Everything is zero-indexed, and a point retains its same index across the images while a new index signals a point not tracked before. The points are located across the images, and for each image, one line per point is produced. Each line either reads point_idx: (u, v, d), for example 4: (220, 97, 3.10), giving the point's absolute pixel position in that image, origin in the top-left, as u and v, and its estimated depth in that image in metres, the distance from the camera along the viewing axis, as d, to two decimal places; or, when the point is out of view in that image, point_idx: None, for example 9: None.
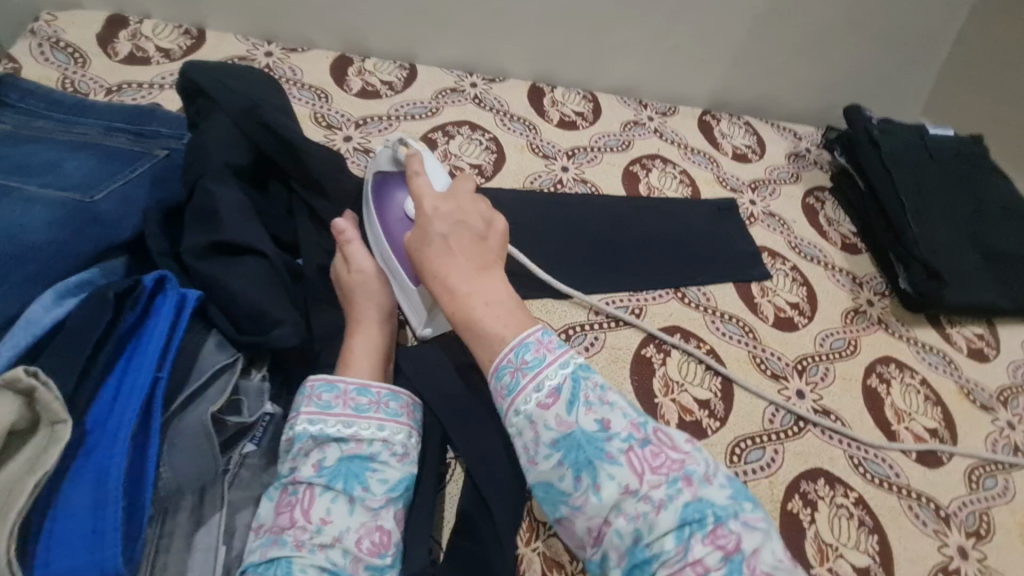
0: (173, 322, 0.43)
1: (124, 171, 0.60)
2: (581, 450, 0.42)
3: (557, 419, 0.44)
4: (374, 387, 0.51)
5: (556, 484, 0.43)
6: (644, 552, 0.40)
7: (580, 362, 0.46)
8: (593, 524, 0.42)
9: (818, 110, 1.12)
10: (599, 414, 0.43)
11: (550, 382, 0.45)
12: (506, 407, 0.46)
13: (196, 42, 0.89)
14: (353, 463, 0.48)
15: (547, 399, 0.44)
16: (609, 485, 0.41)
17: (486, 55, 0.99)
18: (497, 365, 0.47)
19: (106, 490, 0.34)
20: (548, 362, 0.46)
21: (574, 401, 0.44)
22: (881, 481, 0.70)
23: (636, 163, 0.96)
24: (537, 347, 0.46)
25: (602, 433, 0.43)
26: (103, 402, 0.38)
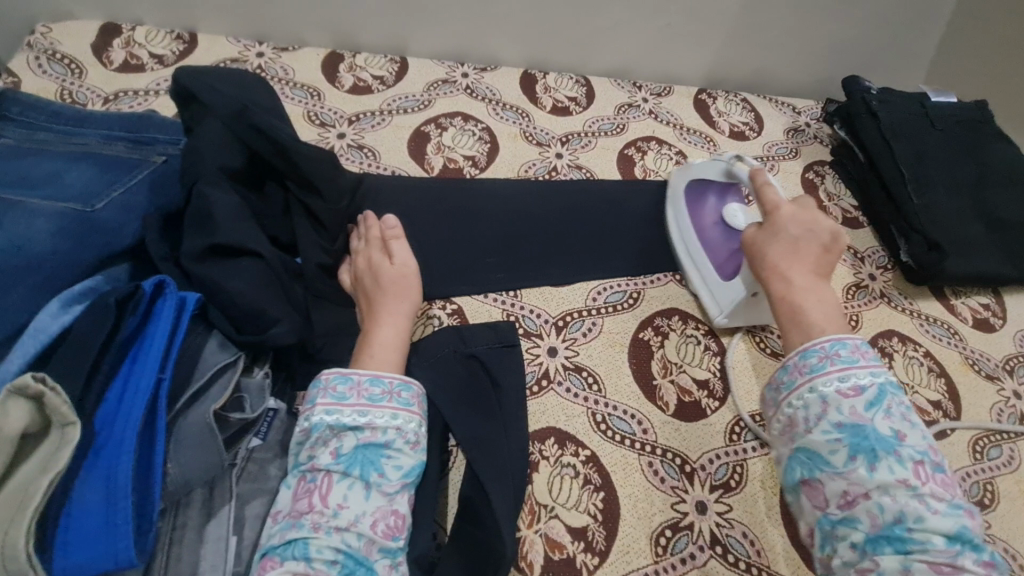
0: (174, 324, 0.45)
1: (122, 179, 0.62)
2: (866, 439, 0.49)
3: (850, 410, 0.50)
4: (386, 377, 0.53)
5: (823, 455, 0.50)
6: (902, 533, 0.45)
7: (892, 381, 0.52)
8: (849, 492, 0.48)
9: (816, 82, 1.11)
10: (896, 424, 0.49)
11: (860, 380, 0.52)
12: (800, 382, 0.54)
13: (189, 47, 0.90)
14: (371, 451, 0.50)
15: (848, 389, 0.51)
16: (887, 472, 0.47)
17: (475, 43, 0.98)
18: (807, 347, 0.55)
19: (116, 487, 0.36)
20: (859, 365, 0.53)
21: (876, 404, 0.50)
22: None
23: (631, 147, 0.95)
24: (856, 350, 0.53)
25: (896, 440, 0.49)
26: (111, 403, 0.40)
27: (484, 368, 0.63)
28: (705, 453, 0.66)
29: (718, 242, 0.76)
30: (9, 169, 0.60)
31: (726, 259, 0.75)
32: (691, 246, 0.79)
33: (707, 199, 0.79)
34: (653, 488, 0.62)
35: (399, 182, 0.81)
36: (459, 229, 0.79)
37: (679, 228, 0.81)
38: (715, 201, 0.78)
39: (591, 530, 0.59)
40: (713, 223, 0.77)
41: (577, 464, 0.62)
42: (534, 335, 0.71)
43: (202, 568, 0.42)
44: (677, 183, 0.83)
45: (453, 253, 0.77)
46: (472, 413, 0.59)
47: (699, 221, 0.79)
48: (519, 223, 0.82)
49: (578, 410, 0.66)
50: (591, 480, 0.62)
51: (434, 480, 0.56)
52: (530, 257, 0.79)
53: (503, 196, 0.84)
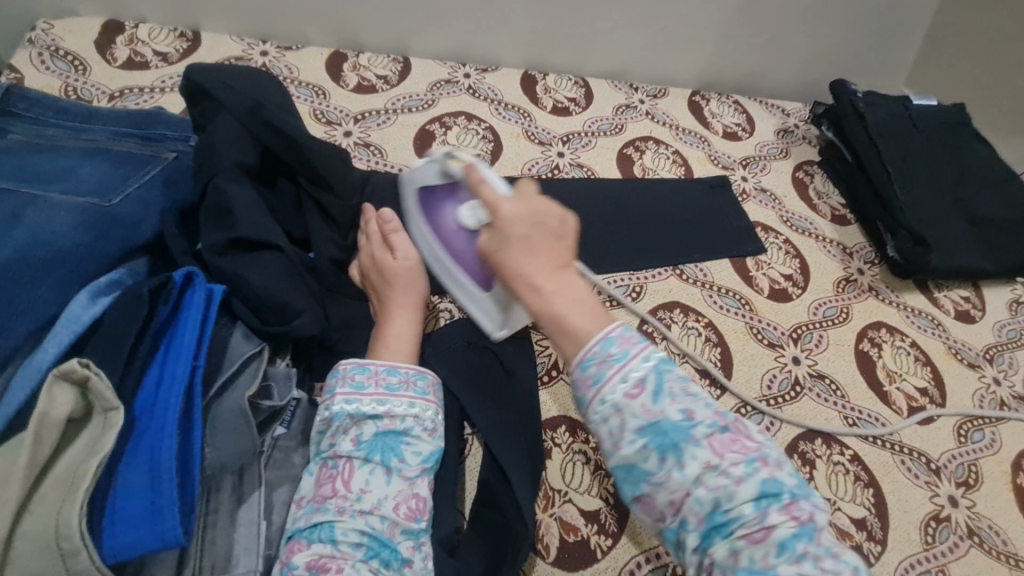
0: (204, 315, 0.46)
1: (136, 175, 0.63)
2: (666, 434, 0.41)
3: (643, 408, 0.42)
4: (402, 367, 0.55)
5: (638, 465, 0.42)
6: (723, 518, 0.40)
7: (661, 355, 0.44)
8: (674, 498, 0.41)
9: (804, 85, 1.15)
10: (683, 404, 0.42)
11: (635, 373, 0.43)
12: (590, 396, 0.43)
13: (193, 44, 0.90)
14: (389, 438, 0.51)
15: (633, 388, 0.42)
16: (693, 463, 0.41)
17: (477, 44, 1.00)
18: (582, 355, 0.44)
19: (159, 469, 0.37)
20: (633, 355, 0.43)
21: (659, 392, 0.42)
22: (875, 439, 0.74)
23: (630, 146, 0.98)
24: (623, 341, 0.43)
25: (688, 421, 0.42)
26: (148, 390, 0.41)
27: (498, 359, 0.65)
28: None
29: (464, 253, 0.63)
30: (23, 163, 0.60)
31: (477, 267, 0.62)
32: (444, 261, 0.65)
33: (438, 208, 0.65)
34: None
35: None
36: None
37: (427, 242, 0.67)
38: (452, 206, 0.64)
39: (604, 513, 0.61)
40: (454, 230, 0.63)
41: (587, 451, 0.64)
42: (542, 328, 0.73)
43: (237, 551, 0.44)
44: (408, 192, 0.68)
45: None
46: (492, 401, 0.61)
47: (441, 230, 0.64)
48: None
49: None
50: (602, 466, 0.64)
51: (453, 465, 0.58)
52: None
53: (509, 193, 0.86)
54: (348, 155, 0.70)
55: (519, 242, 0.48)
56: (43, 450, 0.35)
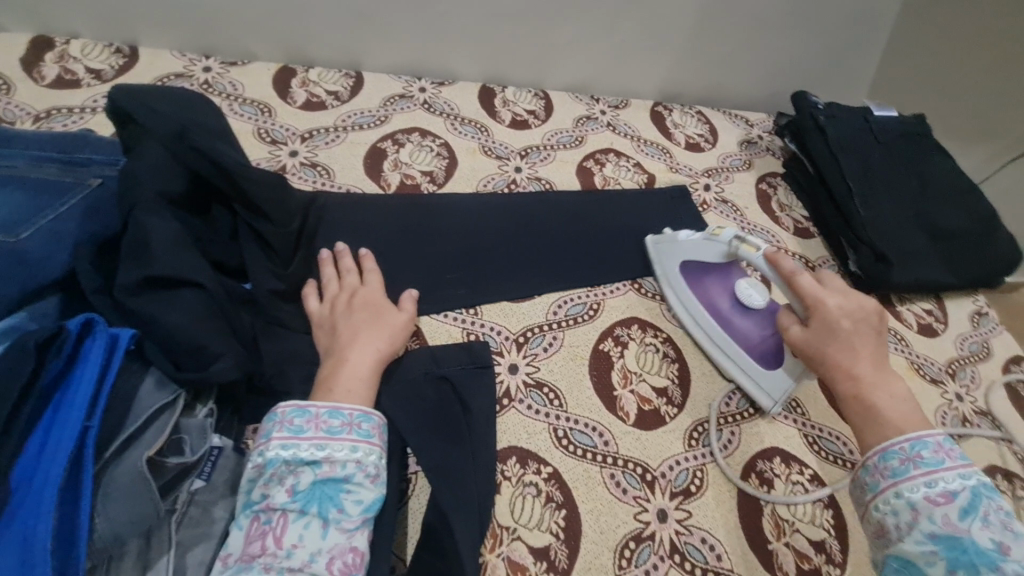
0: (104, 367, 0.42)
1: (51, 206, 0.59)
2: (967, 553, 0.45)
3: (944, 517, 0.47)
4: (345, 408, 0.52)
5: (918, 566, 0.46)
6: None
7: (982, 480, 0.49)
8: None
9: (767, 96, 1.14)
10: (996, 533, 0.45)
11: (949, 483, 0.48)
12: (885, 485, 0.51)
13: (130, 61, 0.86)
14: (329, 486, 0.48)
15: (938, 496, 0.48)
16: None
17: (432, 57, 0.97)
18: (886, 446, 0.52)
19: (33, 552, 0.34)
20: (948, 466, 0.49)
21: (970, 510, 0.47)
22: (835, 458, 0.71)
23: (590, 159, 0.96)
24: (940, 450, 0.50)
25: (998, 550, 0.45)
26: (29, 457, 0.37)
27: (455, 392, 0.62)
28: (664, 460, 0.66)
29: (748, 332, 0.71)
30: None
31: (763, 346, 0.70)
32: (721, 340, 0.74)
33: (713, 284, 0.75)
34: (616, 500, 0.62)
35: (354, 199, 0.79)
36: (416, 245, 0.78)
37: (693, 317, 0.76)
38: (728, 286, 0.74)
39: (554, 549, 0.58)
40: (727, 309, 0.73)
41: (539, 482, 0.62)
42: (494, 352, 0.71)
43: None
44: (670, 264, 0.79)
45: (412, 271, 0.75)
46: (440, 438, 0.58)
47: (713, 308, 0.74)
48: (478, 238, 0.80)
49: (539, 426, 0.66)
50: (553, 497, 0.61)
51: (394, 513, 0.53)
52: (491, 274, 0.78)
53: (461, 210, 0.83)
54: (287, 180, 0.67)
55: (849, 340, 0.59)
56: None
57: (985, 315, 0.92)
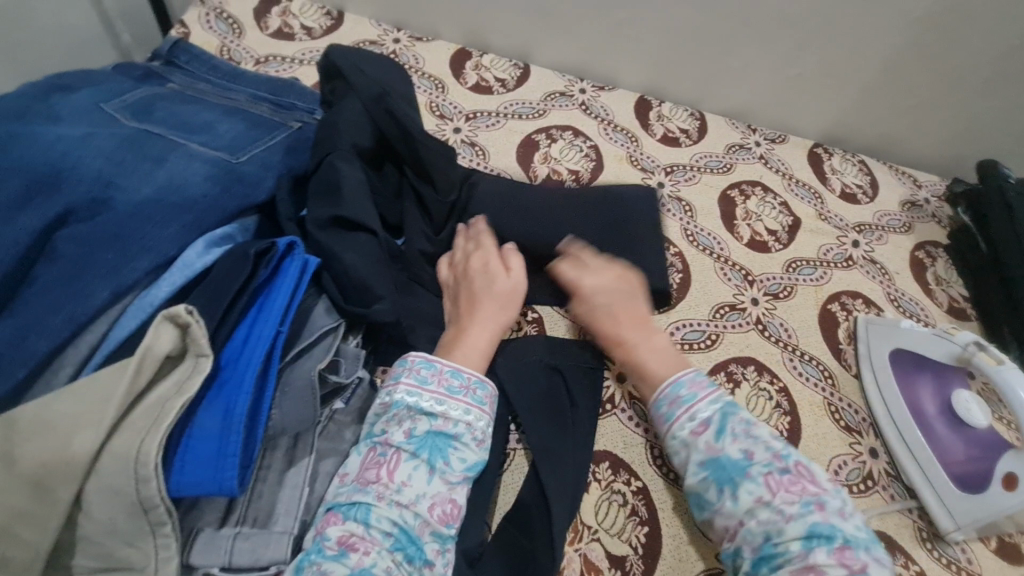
0: (296, 284, 0.49)
1: (264, 139, 0.68)
2: (725, 469, 0.54)
3: (706, 444, 0.55)
4: (465, 371, 0.55)
5: (702, 494, 0.55)
6: (772, 550, 0.50)
7: (729, 401, 0.58)
8: (730, 525, 0.53)
9: (947, 159, 1.04)
10: (743, 445, 0.54)
11: (701, 413, 0.57)
12: (678, 413, 0.58)
13: (336, 23, 0.97)
14: (440, 439, 0.51)
15: (699, 426, 0.57)
16: (746, 497, 0.52)
17: (599, 62, 1.00)
18: (677, 379, 0.60)
19: (231, 420, 0.40)
20: (701, 397, 0.59)
21: (722, 431, 0.56)
22: (950, 564, 0.64)
23: (735, 188, 0.94)
24: (692, 386, 0.59)
25: (746, 459, 0.54)
26: (235, 343, 0.44)
27: (564, 384, 0.65)
28: None
29: (951, 445, 0.68)
30: (173, 110, 0.67)
31: (964, 465, 0.67)
32: (916, 438, 0.69)
33: (926, 384, 0.72)
34: (699, 534, 0.61)
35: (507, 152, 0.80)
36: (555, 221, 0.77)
37: (889, 405, 0.72)
38: (946, 394, 0.71)
39: (629, 562, 0.59)
40: (934, 415, 0.70)
41: (626, 493, 0.62)
42: (605, 358, 0.72)
43: (278, 510, 0.46)
44: (879, 348, 0.75)
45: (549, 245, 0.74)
46: (547, 422, 0.62)
47: (916, 407, 0.71)
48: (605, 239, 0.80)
49: (637, 440, 0.66)
50: (638, 512, 0.61)
51: (493, 477, 0.58)
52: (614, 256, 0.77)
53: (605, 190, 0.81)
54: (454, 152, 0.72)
55: None
56: (141, 378, 0.38)
57: None
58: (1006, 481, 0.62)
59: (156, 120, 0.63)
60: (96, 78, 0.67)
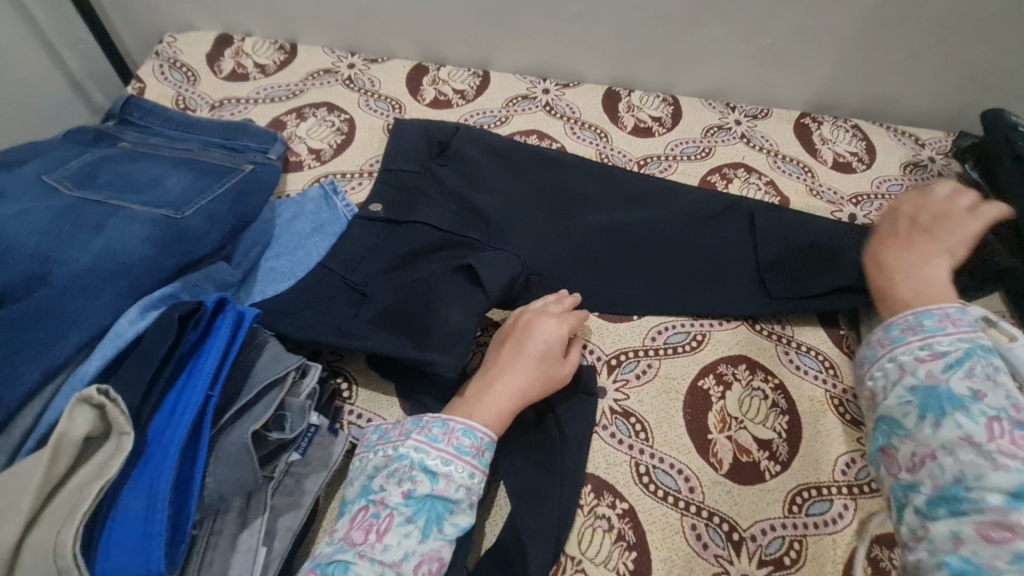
0: (229, 341, 0.48)
1: (212, 187, 0.68)
2: (939, 400, 0.49)
3: (928, 373, 0.51)
4: (480, 431, 0.53)
5: (896, 419, 0.52)
6: (960, 493, 0.45)
7: (981, 343, 0.52)
8: (917, 454, 0.49)
9: (951, 111, 0.97)
10: (974, 385, 0.49)
11: (941, 345, 0.52)
12: (911, 339, 0.54)
13: (289, 57, 0.96)
14: (441, 503, 0.50)
15: (926, 356, 0.52)
16: (953, 429, 0.47)
17: (560, 59, 0.96)
18: (922, 311, 0.55)
19: (156, 498, 0.39)
20: (948, 331, 0.53)
21: (956, 366, 0.50)
22: None
23: (716, 173, 0.89)
24: (943, 319, 0.54)
25: (974, 399, 0.48)
26: (164, 415, 0.43)
27: (551, 415, 0.62)
28: (756, 522, 0.60)
29: None
30: (120, 171, 0.67)
31: None
32: None
33: None
34: (694, 554, 0.58)
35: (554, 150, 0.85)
36: (555, 222, 0.78)
37: None
38: None
39: None
40: None
41: (611, 517, 0.59)
42: None
43: None
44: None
45: (556, 235, 0.76)
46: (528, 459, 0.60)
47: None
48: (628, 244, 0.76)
49: (621, 457, 0.63)
50: (625, 537, 0.58)
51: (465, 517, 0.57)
52: (645, 247, 0.76)
53: (633, 178, 0.83)
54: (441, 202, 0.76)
55: None
56: (58, 466, 0.38)
57: None
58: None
59: (100, 185, 0.63)
60: (43, 149, 0.67)
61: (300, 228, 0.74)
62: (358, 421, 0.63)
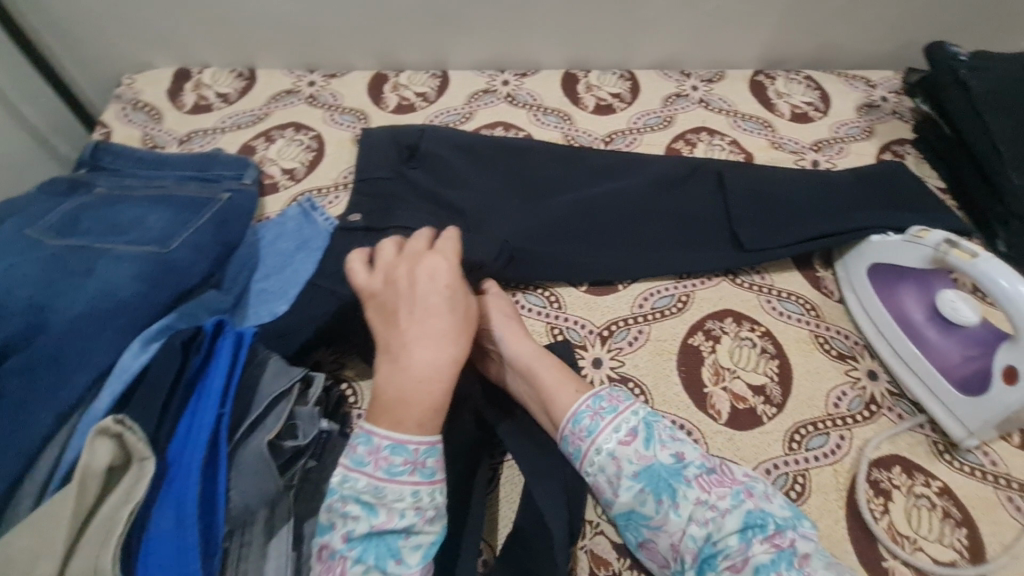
0: (233, 360, 0.50)
1: (193, 219, 0.69)
2: (660, 478, 0.50)
3: (637, 454, 0.51)
4: (410, 443, 0.49)
5: (638, 510, 0.50)
6: (713, 551, 0.47)
7: (647, 410, 0.55)
8: (672, 539, 0.49)
9: (896, 50, 1.00)
10: (672, 450, 0.52)
11: (625, 424, 0.53)
12: (602, 427, 0.53)
13: (249, 83, 0.97)
14: (385, 536, 0.47)
15: (626, 437, 0.52)
16: (686, 503, 0.49)
17: (516, 49, 0.98)
18: (575, 411, 0.55)
19: (185, 513, 0.41)
20: (621, 409, 0.54)
21: (650, 440, 0.52)
22: (973, 470, 0.63)
23: (680, 140, 0.92)
24: (611, 398, 0.55)
25: (678, 464, 0.51)
26: (180, 437, 0.45)
27: None
28: (761, 463, 0.62)
29: (940, 346, 0.66)
30: (100, 215, 0.68)
31: (958, 366, 0.64)
32: (908, 351, 0.67)
33: (905, 289, 0.70)
34: None
35: (520, 140, 0.87)
36: (537, 205, 0.80)
37: (875, 322, 0.70)
38: (924, 295, 0.69)
39: None
40: (921, 320, 0.68)
41: None
42: (577, 347, 0.71)
43: None
44: (854, 266, 0.73)
45: (535, 217, 0.77)
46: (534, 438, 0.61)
47: (902, 317, 0.69)
48: (609, 218, 0.79)
49: None
50: None
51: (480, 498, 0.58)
52: (620, 221, 0.79)
53: (601, 156, 0.85)
54: (423, 203, 0.79)
55: None
56: (87, 497, 0.39)
57: None
58: (1004, 375, 0.59)
59: (82, 231, 0.65)
60: (20, 204, 0.68)
61: (284, 247, 0.75)
62: None
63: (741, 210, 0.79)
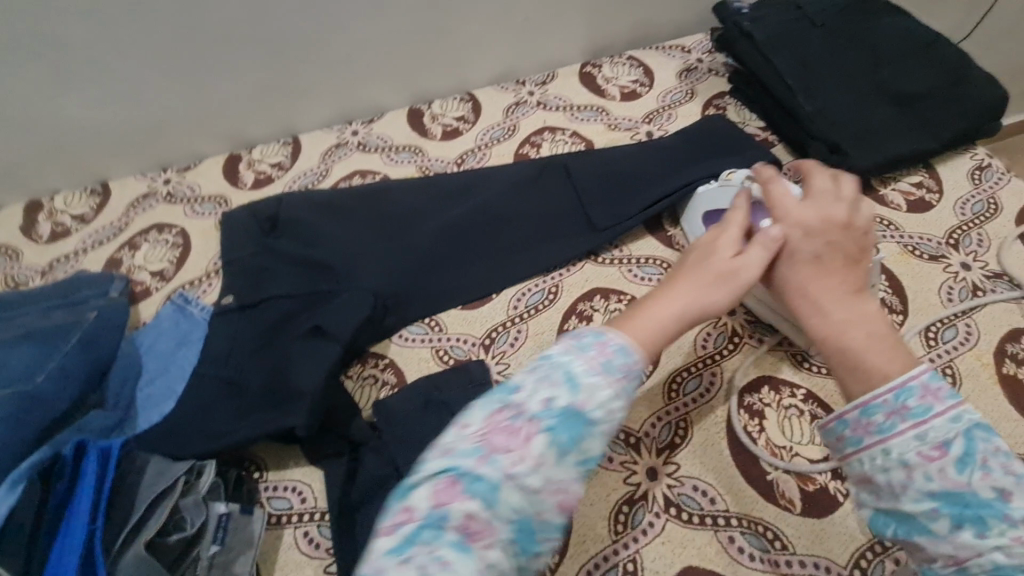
0: (100, 476, 0.51)
1: (60, 346, 0.70)
2: (970, 506, 0.39)
3: (941, 472, 0.40)
4: (611, 339, 0.45)
5: (918, 521, 0.40)
6: None
7: (975, 417, 0.42)
8: (958, 557, 0.39)
9: (698, 15, 1.10)
10: (1000, 480, 0.39)
11: (936, 433, 0.41)
12: (866, 440, 0.43)
13: (104, 197, 0.98)
14: (583, 418, 0.42)
15: (932, 450, 0.41)
16: (1004, 538, 0.37)
17: (357, 100, 1.03)
18: (869, 400, 0.44)
19: None
20: (936, 410, 0.42)
21: (967, 459, 0.40)
22: (830, 370, 0.69)
23: (525, 144, 0.97)
24: (925, 394, 0.42)
25: (1003, 500, 0.38)
26: (54, 561, 0.47)
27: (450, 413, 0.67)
28: (646, 420, 0.67)
29: None
30: None
31: None
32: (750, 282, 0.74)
33: None
34: (603, 470, 0.64)
35: (376, 184, 0.91)
36: (400, 240, 0.83)
37: None
38: None
39: None
40: None
41: None
42: (464, 361, 0.74)
43: None
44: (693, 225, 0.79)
45: (400, 253, 0.81)
46: None
47: None
48: (469, 234, 0.83)
49: None
50: None
51: None
52: (482, 234, 0.83)
53: (454, 178, 0.90)
54: (289, 267, 0.80)
55: (821, 265, 0.52)
56: None
57: (986, 169, 0.86)
58: None
59: None
60: None
61: (164, 348, 0.76)
62: (277, 492, 0.65)
63: (588, 195, 0.85)
